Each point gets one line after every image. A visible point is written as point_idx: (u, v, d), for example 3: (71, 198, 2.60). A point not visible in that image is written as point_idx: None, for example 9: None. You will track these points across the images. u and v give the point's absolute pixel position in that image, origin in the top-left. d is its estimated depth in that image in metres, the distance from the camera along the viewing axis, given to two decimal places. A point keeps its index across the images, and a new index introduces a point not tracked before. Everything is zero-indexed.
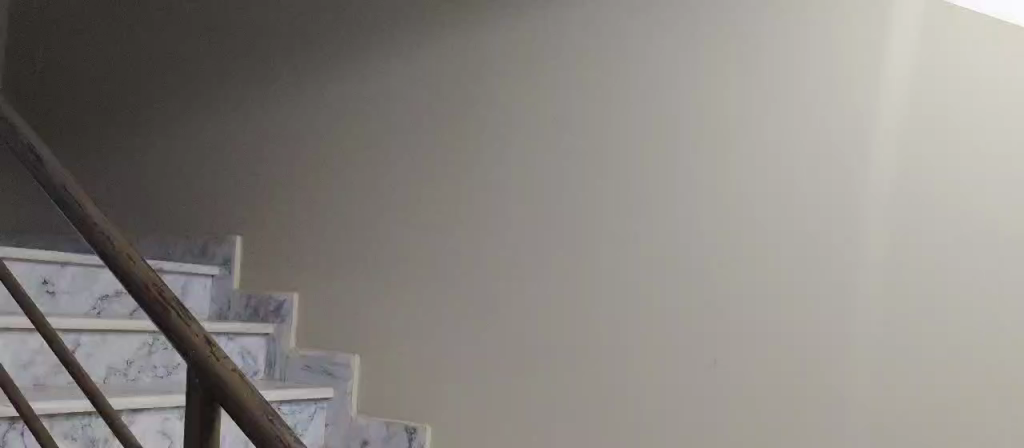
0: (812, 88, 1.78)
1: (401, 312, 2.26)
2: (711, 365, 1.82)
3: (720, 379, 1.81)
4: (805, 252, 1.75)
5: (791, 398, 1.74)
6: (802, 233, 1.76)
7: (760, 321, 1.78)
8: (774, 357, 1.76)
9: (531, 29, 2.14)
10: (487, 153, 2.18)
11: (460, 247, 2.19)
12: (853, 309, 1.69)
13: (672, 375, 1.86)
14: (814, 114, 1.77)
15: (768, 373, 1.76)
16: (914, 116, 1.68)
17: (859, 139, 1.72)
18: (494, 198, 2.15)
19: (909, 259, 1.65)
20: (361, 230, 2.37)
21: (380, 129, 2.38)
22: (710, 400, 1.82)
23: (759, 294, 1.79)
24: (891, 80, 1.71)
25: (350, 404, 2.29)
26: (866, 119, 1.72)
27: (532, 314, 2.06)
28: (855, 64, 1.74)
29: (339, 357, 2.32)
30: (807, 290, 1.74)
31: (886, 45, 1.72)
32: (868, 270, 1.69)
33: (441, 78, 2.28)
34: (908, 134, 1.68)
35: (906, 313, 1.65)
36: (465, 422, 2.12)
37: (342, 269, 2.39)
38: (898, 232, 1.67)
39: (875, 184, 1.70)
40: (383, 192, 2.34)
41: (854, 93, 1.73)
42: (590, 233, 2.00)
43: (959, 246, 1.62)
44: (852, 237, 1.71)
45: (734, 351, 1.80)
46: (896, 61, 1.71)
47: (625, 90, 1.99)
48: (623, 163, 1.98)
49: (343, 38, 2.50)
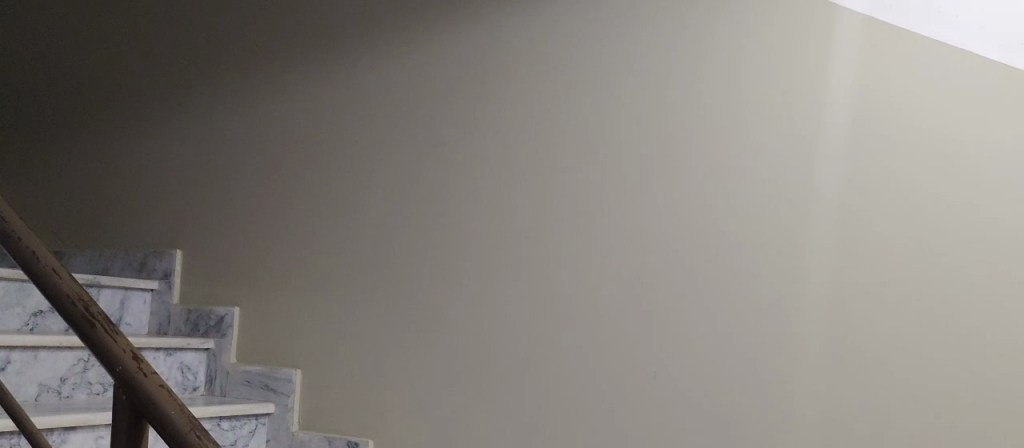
0: (760, 106, 1.82)
1: (345, 326, 2.25)
2: (652, 377, 1.84)
3: (661, 391, 1.83)
4: (748, 262, 1.79)
5: (732, 408, 1.76)
6: (747, 247, 1.79)
7: (702, 333, 1.81)
8: (713, 369, 1.79)
9: (482, 47, 2.16)
10: (432, 166, 2.19)
11: (403, 259, 2.19)
12: (793, 319, 1.73)
13: (614, 387, 1.88)
14: (760, 132, 1.81)
15: (709, 385, 1.79)
16: (858, 136, 1.74)
17: (805, 156, 1.76)
18: (441, 212, 2.16)
19: (852, 269, 1.71)
20: (307, 243, 2.36)
21: (325, 140, 2.37)
22: (651, 413, 1.83)
23: (700, 305, 1.82)
24: (835, 100, 1.76)
25: (291, 419, 2.26)
26: (812, 137, 1.76)
27: (475, 327, 2.06)
28: (799, 84, 1.79)
29: (281, 372, 2.29)
30: (749, 300, 1.78)
31: (830, 65, 1.78)
32: (813, 282, 1.73)
33: (385, 90, 2.29)
34: (853, 146, 1.74)
35: (845, 322, 1.70)
36: (408, 437, 2.11)
37: (289, 283, 2.37)
38: (842, 248, 1.72)
39: (821, 201, 1.74)
40: (328, 205, 2.34)
41: (800, 113, 1.78)
42: (532, 244, 2.02)
43: (901, 256, 1.70)
44: (797, 247, 1.75)
45: (674, 363, 1.82)
46: (840, 81, 1.77)
47: (572, 104, 2.02)
48: (565, 176, 2.00)
49: (286, 49, 2.49)
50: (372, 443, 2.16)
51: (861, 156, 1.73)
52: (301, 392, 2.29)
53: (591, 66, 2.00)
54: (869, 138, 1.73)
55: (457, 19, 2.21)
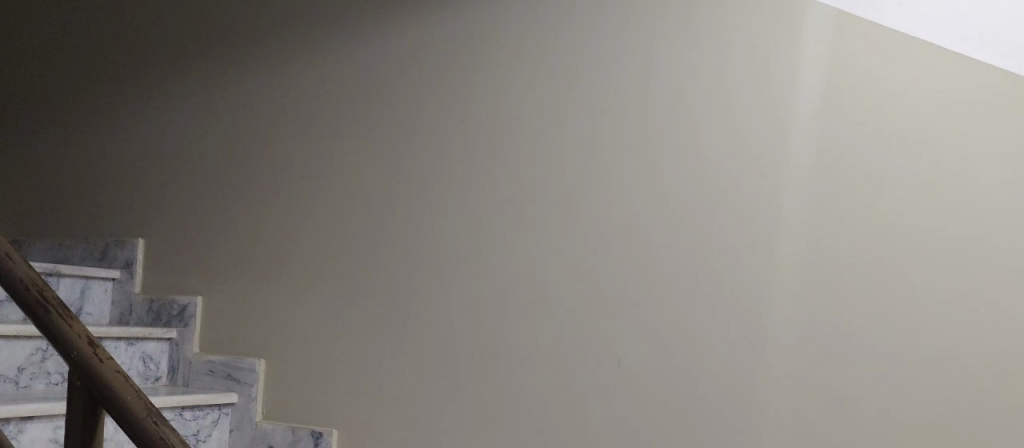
0: (730, 100, 1.83)
1: (309, 315, 2.24)
2: (616, 366, 1.85)
3: (624, 379, 1.85)
4: (713, 253, 1.80)
5: (695, 396, 1.78)
6: (714, 236, 1.81)
7: (665, 322, 1.83)
8: (675, 356, 1.81)
9: (449, 39, 2.15)
10: (396, 154, 2.18)
11: (368, 248, 2.19)
12: (756, 309, 1.76)
13: (577, 375, 1.89)
14: (731, 124, 1.83)
15: (672, 374, 1.81)
16: (828, 130, 1.76)
17: (775, 149, 1.78)
18: (407, 201, 2.15)
19: (821, 263, 1.73)
20: (272, 232, 2.34)
21: (288, 128, 2.36)
22: (614, 401, 1.85)
23: (664, 294, 1.83)
24: (805, 91, 1.78)
25: (255, 409, 2.24)
26: (783, 128, 1.78)
27: (439, 316, 2.07)
28: (769, 76, 1.81)
29: (244, 361, 2.27)
30: (715, 290, 1.79)
31: (801, 59, 1.79)
32: (782, 275, 1.75)
33: (350, 77, 2.29)
34: (824, 141, 1.76)
35: (810, 314, 1.72)
36: (372, 427, 2.11)
37: (253, 273, 2.35)
38: (810, 238, 1.74)
39: (790, 191, 1.76)
40: (291, 194, 2.33)
41: (769, 106, 1.80)
42: (497, 233, 2.02)
43: (872, 253, 1.72)
44: (767, 239, 1.77)
45: (637, 352, 1.84)
46: (809, 74, 1.78)
47: (536, 93, 2.02)
48: (529, 164, 2.01)
49: (249, 35, 2.48)
50: (336, 432, 2.15)
51: (830, 147, 1.75)
52: (265, 381, 2.27)
53: (558, 58, 2.01)
54: (839, 132, 1.76)
55: (425, 9, 2.20)
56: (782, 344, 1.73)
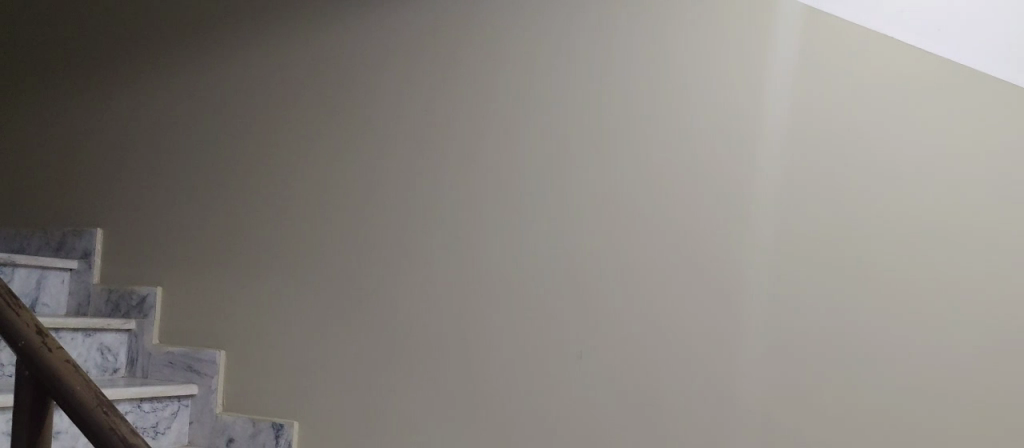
0: (697, 93, 1.83)
1: (270, 306, 2.22)
2: (578, 358, 1.85)
3: (586, 371, 1.85)
4: (676, 248, 1.80)
5: (656, 389, 1.78)
6: (681, 226, 1.80)
7: (625, 314, 1.83)
8: (636, 349, 1.81)
9: (412, 29, 2.15)
10: (359, 145, 2.17)
11: (330, 239, 2.17)
12: (719, 308, 1.75)
13: (538, 367, 1.89)
14: (698, 118, 1.82)
15: (634, 366, 1.81)
16: (797, 128, 1.74)
17: (742, 147, 1.78)
18: (371, 192, 2.14)
19: (788, 265, 1.71)
20: (234, 223, 2.32)
21: (250, 118, 2.35)
22: (577, 393, 1.84)
23: (625, 287, 1.83)
24: (778, 77, 1.77)
25: (215, 400, 2.21)
26: (755, 114, 1.77)
27: (401, 307, 2.06)
28: (738, 65, 1.80)
29: (204, 353, 2.24)
30: (678, 283, 1.79)
31: (768, 53, 1.77)
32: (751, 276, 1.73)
33: (311, 67, 2.28)
34: (792, 141, 1.74)
35: (778, 315, 1.71)
36: (334, 419, 2.09)
37: (214, 264, 2.32)
38: (783, 228, 1.73)
39: (758, 190, 1.75)
40: (253, 184, 2.31)
41: (738, 98, 1.79)
42: (459, 224, 2.02)
43: (842, 255, 1.69)
44: (735, 239, 1.76)
45: (598, 344, 1.84)
46: (776, 70, 1.77)
47: (498, 84, 2.02)
48: (491, 156, 2.01)
49: (210, 23, 2.45)
50: (298, 424, 2.12)
51: (806, 133, 1.74)
52: (226, 373, 2.24)
53: (522, 51, 2.00)
54: (806, 131, 1.74)
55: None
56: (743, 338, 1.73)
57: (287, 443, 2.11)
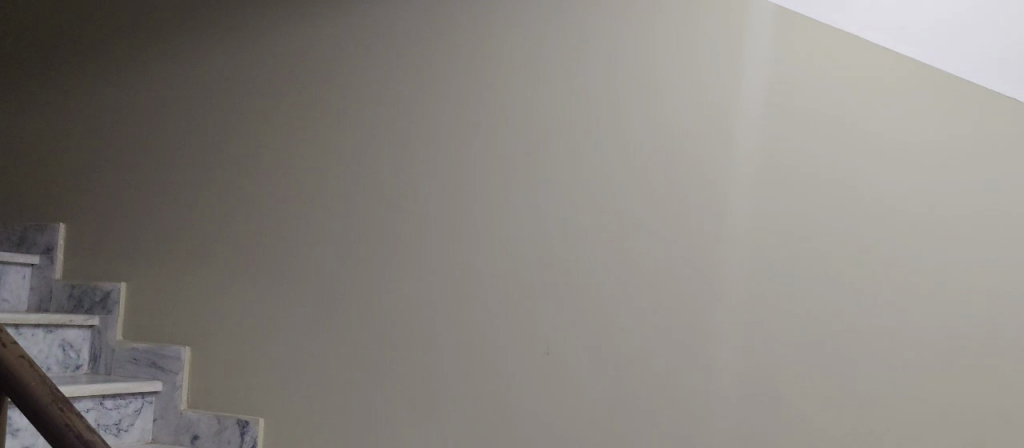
0: (671, 93, 1.85)
1: (236, 302, 2.19)
2: (546, 353, 1.87)
3: (553, 366, 1.86)
4: (647, 248, 1.83)
5: (623, 384, 1.80)
6: (649, 225, 1.83)
7: (593, 310, 1.85)
8: (604, 345, 1.83)
9: (382, 25, 2.15)
10: (329, 141, 2.17)
11: (298, 235, 2.16)
12: (690, 307, 1.78)
13: (506, 363, 1.90)
14: (672, 118, 1.84)
15: (602, 361, 1.82)
16: (771, 130, 1.78)
17: (717, 148, 1.81)
18: (340, 190, 2.13)
19: (762, 263, 1.75)
20: (201, 218, 2.29)
21: (218, 113, 2.33)
22: (546, 388, 1.86)
23: (594, 284, 1.85)
24: (747, 80, 1.81)
25: (181, 397, 2.17)
26: (726, 118, 1.80)
27: (369, 303, 2.05)
28: (713, 66, 1.83)
29: (169, 349, 2.19)
30: (647, 281, 1.82)
31: (742, 56, 1.81)
32: (725, 273, 1.77)
33: (280, 62, 2.26)
34: (767, 142, 1.78)
35: (748, 311, 1.75)
36: (301, 416, 2.08)
37: (180, 260, 2.30)
38: (758, 228, 1.76)
39: (733, 190, 1.79)
40: (220, 179, 2.29)
41: (713, 98, 1.82)
42: (429, 220, 2.02)
43: (814, 253, 1.74)
44: (709, 239, 1.79)
45: (566, 340, 1.86)
46: (751, 72, 1.81)
47: (469, 81, 2.03)
48: (461, 152, 2.01)
49: (177, 17, 2.43)
50: (264, 421, 2.10)
51: (781, 127, 1.78)
52: (191, 369, 2.20)
53: (491, 49, 2.01)
54: (780, 132, 1.78)
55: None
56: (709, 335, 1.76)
57: (252, 439, 2.08)
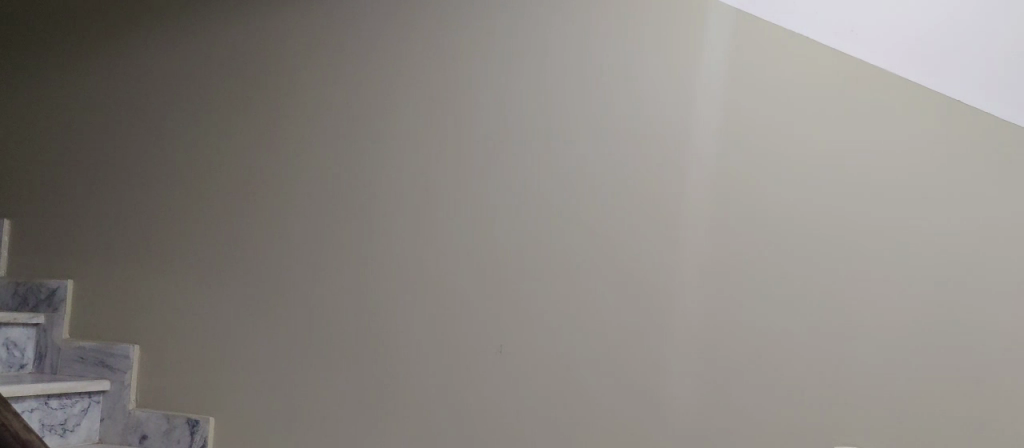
0: (628, 92, 1.87)
1: (186, 300, 2.22)
2: (498, 351, 1.90)
3: (507, 365, 1.89)
4: (613, 250, 1.84)
5: (574, 378, 1.84)
6: (609, 234, 1.85)
7: (546, 307, 1.88)
8: (558, 340, 1.86)
9: (323, 21, 2.19)
10: (273, 137, 2.20)
11: (244, 232, 2.19)
12: (652, 295, 1.80)
13: (455, 353, 1.94)
14: (627, 118, 1.87)
15: (549, 357, 1.86)
16: (728, 133, 1.79)
17: (675, 143, 1.82)
18: (289, 191, 2.16)
19: (719, 244, 1.77)
20: (146, 213, 2.32)
21: (160, 109, 2.35)
22: (495, 383, 1.90)
23: (554, 279, 1.88)
24: (707, 90, 1.81)
25: (128, 397, 2.21)
26: (685, 125, 1.82)
27: (321, 301, 2.08)
28: (672, 66, 1.84)
29: (117, 348, 2.23)
30: (608, 279, 1.84)
31: (700, 63, 1.82)
32: (683, 255, 1.79)
33: (223, 62, 2.29)
34: (724, 141, 1.79)
35: (699, 287, 1.77)
36: (251, 414, 2.11)
37: (130, 257, 2.32)
38: (718, 214, 1.77)
39: (691, 180, 1.80)
40: (162, 176, 2.32)
41: (672, 95, 1.83)
42: (376, 216, 2.06)
43: (770, 232, 1.75)
44: (666, 230, 1.81)
45: (520, 340, 1.89)
46: (709, 74, 1.81)
47: (412, 77, 2.07)
48: (406, 146, 2.05)
49: (120, 20, 2.46)
50: (214, 421, 2.13)
51: (741, 127, 1.78)
52: (139, 369, 2.24)
53: (436, 45, 2.06)
54: (737, 127, 1.78)
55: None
56: (660, 314, 1.79)
57: (201, 438, 2.12)
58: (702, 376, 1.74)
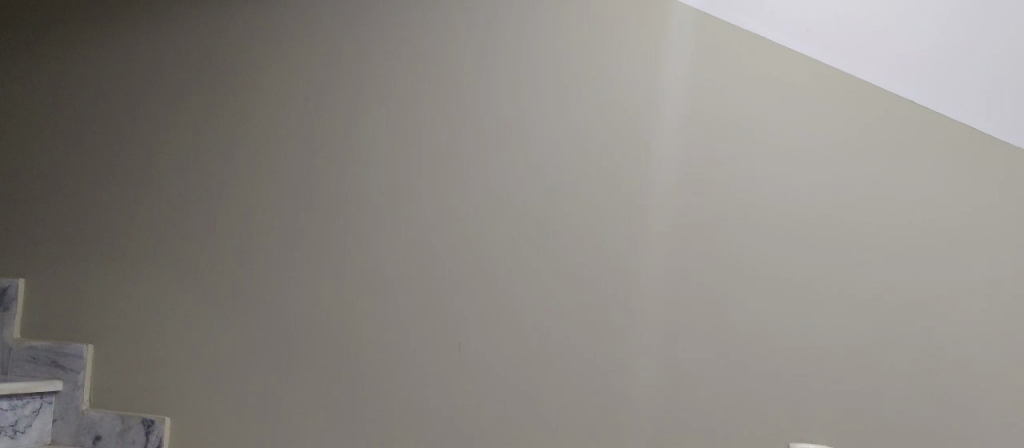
0: (591, 95, 1.90)
1: (143, 301, 2.20)
2: (457, 350, 1.92)
3: (465, 363, 1.91)
4: (572, 252, 1.87)
5: (533, 378, 1.86)
6: (571, 234, 1.87)
7: (507, 306, 1.90)
8: (518, 339, 1.88)
9: (285, 21, 2.18)
10: (233, 137, 2.19)
11: (204, 232, 2.17)
12: (613, 294, 1.82)
13: (416, 353, 1.95)
14: (590, 119, 1.89)
15: (511, 356, 1.88)
16: (689, 134, 1.82)
17: (638, 144, 1.85)
18: (251, 191, 2.14)
19: (680, 243, 1.79)
20: (101, 211, 2.29)
21: (115, 107, 2.32)
22: (456, 381, 1.91)
23: (516, 278, 1.90)
24: (669, 92, 1.84)
25: (81, 397, 2.18)
26: (646, 126, 1.84)
27: (282, 302, 2.08)
28: (636, 69, 1.86)
29: (70, 347, 2.19)
30: (569, 279, 1.86)
31: (663, 65, 1.85)
32: (644, 255, 1.81)
33: (181, 61, 2.27)
34: (685, 141, 1.82)
35: (659, 286, 1.80)
36: (208, 414, 2.09)
37: (87, 256, 2.28)
38: (680, 214, 1.80)
39: (653, 180, 1.83)
40: (117, 175, 2.29)
41: (636, 97, 1.86)
42: (338, 217, 2.06)
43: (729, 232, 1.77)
44: (628, 231, 1.83)
45: (478, 339, 1.91)
46: (672, 76, 1.84)
47: (375, 79, 2.08)
48: (368, 147, 2.06)
49: (72, 15, 2.41)
50: (170, 421, 2.11)
51: (701, 127, 1.81)
52: (93, 369, 2.21)
53: (400, 48, 2.06)
54: (697, 128, 1.81)
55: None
56: (621, 314, 1.81)
57: (157, 438, 2.09)
58: (660, 376, 1.77)
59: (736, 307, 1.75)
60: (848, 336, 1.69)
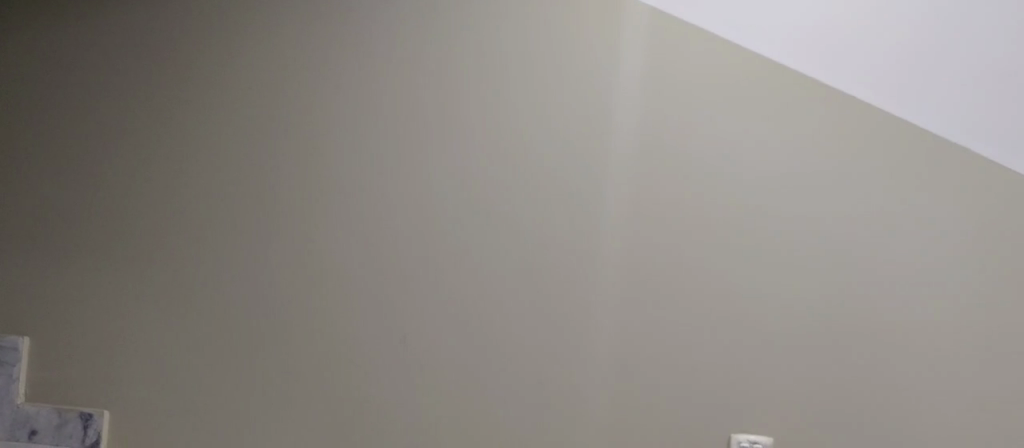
0: (551, 88, 1.96)
1: (76, 295, 2.11)
2: (405, 341, 1.95)
3: (416, 354, 1.94)
4: (527, 244, 1.92)
5: (488, 368, 1.91)
6: (530, 223, 1.93)
7: (467, 297, 1.93)
8: (478, 328, 1.92)
9: (229, 10, 2.13)
10: (174, 127, 2.12)
11: (144, 224, 2.10)
12: (574, 282, 1.90)
13: (370, 346, 1.96)
14: (550, 111, 1.95)
15: (472, 345, 1.92)
16: (647, 124, 1.91)
17: (598, 134, 1.93)
18: (195, 182, 2.09)
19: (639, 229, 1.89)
20: (23, 201, 2.16)
21: (35, 91, 2.19)
22: (410, 372, 1.93)
23: (474, 270, 1.94)
24: (625, 84, 1.93)
25: (16, 391, 2.07)
26: (604, 117, 1.93)
27: (231, 296, 2.04)
28: (596, 61, 1.94)
29: (5, 339, 2.09)
30: (529, 269, 1.91)
31: (622, 57, 1.93)
32: (604, 242, 1.90)
33: (113, 46, 2.17)
34: (643, 131, 1.91)
35: (620, 276, 1.89)
36: (154, 407, 2.05)
37: (19, 243, 2.16)
38: (638, 203, 1.90)
39: (614, 169, 1.91)
40: (41, 163, 2.17)
41: (595, 89, 1.94)
42: (289, 210, 2.03)
43: (687, 222, 1.88)
44: (589, 221, 1.91)
45: (426, 329, 1.94)
46: (629, 68, 1.93)
47: (329, 71, 2.06)
48: (321, 140, 2.04)
49: None
50: (110, 414, 2.05)
51: (658, 117, 1.91)
52: (29, 362, 2.11)
53: (354, 41, 2.05)
54: (654, 118, 1.91)
55: None
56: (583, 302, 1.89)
57: (97, 432, 2.03)
58: (622, 364, 1.86)
59: (694, 299, 1.86)
60: (796, 326, 1.84)
